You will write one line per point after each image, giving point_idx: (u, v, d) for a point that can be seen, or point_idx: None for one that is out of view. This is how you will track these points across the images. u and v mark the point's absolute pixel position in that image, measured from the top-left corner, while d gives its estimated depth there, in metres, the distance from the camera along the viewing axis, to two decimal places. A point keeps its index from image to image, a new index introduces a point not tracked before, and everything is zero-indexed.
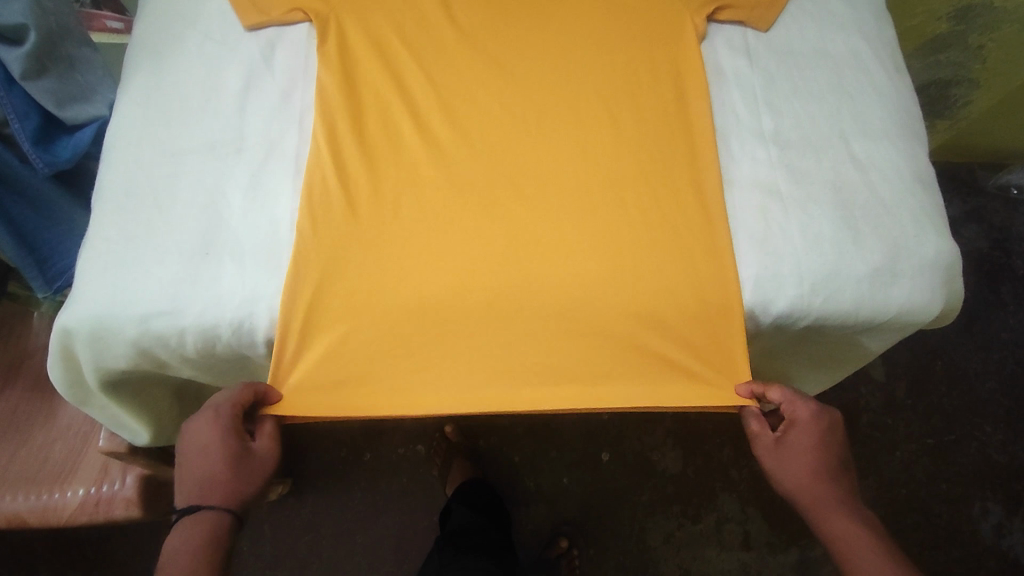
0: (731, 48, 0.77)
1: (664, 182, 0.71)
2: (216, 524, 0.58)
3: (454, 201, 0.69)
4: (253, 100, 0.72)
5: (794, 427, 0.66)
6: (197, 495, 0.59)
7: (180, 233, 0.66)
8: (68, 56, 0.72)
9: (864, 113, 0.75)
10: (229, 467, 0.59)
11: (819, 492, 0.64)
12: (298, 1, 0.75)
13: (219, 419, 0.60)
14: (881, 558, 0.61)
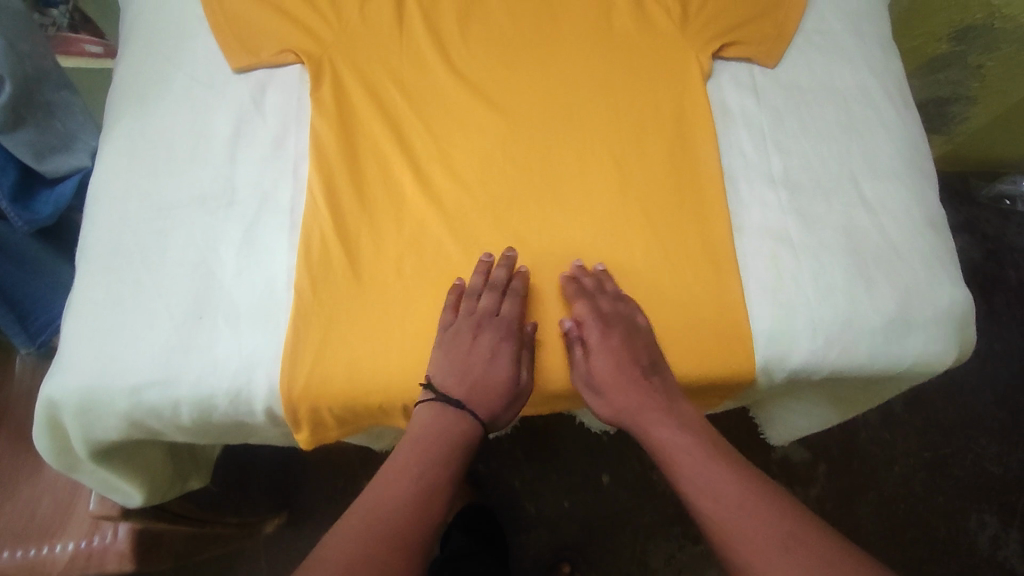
0: (738, 85, 0.75)
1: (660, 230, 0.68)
2: (464, 427, 0.62)
3: (455, 249, 0.67)
4: (244, 148, 0.69)
5: (591, 353, 0.65)
6: (464, 394, 0.63)
7: (170, 295, 0.63)
8: (47, 103, 0.68)
9: (875, 152, 0.73)
10: (511, 388, 0.64)
11: (637, 405, 0.64)
12: (288, 42, 0.72)
13: (496, 328, 0.64)
14: (724, 469, 0.59)
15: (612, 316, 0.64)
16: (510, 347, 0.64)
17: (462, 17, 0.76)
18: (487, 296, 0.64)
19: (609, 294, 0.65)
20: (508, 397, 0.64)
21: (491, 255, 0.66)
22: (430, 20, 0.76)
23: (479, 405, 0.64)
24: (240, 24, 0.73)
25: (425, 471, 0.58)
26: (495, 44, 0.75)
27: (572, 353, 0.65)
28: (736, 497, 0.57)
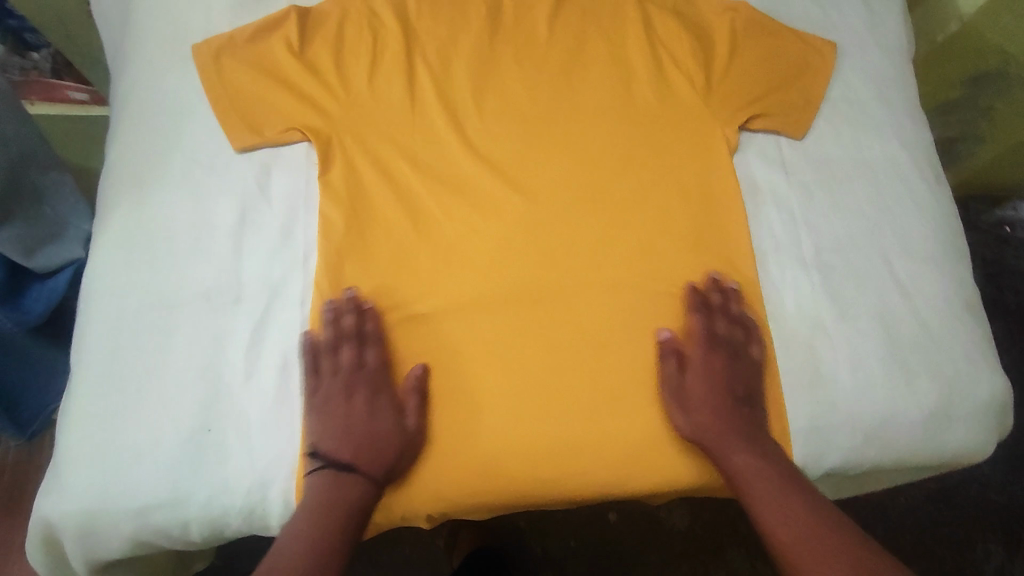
0: (767, 161, 0.72)
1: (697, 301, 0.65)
2: (357, 492, 0.57)
3: (351, 315, 0.62)
4: (250, 237, 0.65)
5: (686, 368, 0.63)
6: (343, 447, 0.58)
7: (175, 405, 0.59)
8: (35, 189, 0.64)
9: (908, 231, 0.71)
10: (381, 429, 0.59)
11: (716, 422, 0.61)
12: (295, 120, 0.68)
13: (358, 384, 0.60)
14: (801, 500, 0.58)
15: (722, 339, 0.64)
16: (388, 400, 0.60)
17: (476, 89, 0.73)
18: (366, 351, 0.61)
19: (732, 314, 0.65)
20: (376, 434, 0.59)
21: (335, 302, 0.62)
22: (443, 92, 0.72)
23: (371, 463, 0.58)
24: (243, 100, 0.69)
25: (320, 531, 0.55)
26: (510, 118, 0.72)
27: (665, 365, 0.63)
28: (804, 532, 0.57)
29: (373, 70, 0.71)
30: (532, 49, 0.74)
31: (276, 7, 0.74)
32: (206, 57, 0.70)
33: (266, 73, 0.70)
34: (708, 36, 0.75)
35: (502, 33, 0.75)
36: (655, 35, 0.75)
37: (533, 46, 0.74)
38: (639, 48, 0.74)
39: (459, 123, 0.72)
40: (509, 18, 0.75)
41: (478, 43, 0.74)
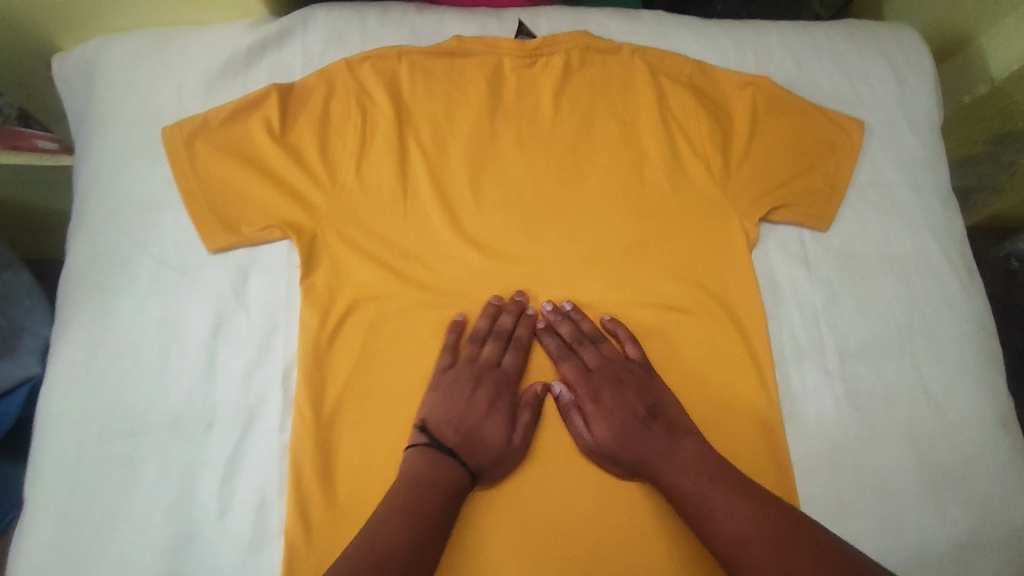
0: (789, 257, 0.67)
1: (561, 351, 0.62)
2: (456, 483, 0.54)
3: (511, 315, 0.62)
4: (224, 351, 0.60)
5: (588, 417, 0.59)
6: (458, 443, 0.56)
7: (141, 547, 0.54)
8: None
9: (939, 337, 0.65)
10: (494, 422, 0.57)
11: (635, 445, 0.56)
12: (275, 217, 0.62)
13: (496, 385, 0.60)
14: (733, 499, 0.53)
15: (597, 372, 0.61)
16: (507, 404, 0.59)
17: (473, 175, 0.66)
18: (489, 345, 0.61)
19: (587, 332, 0.63)
20: (490, 426, 0.57)
21: (503, 297, 0.63)
22: (434, 179, 0.66)
23: (472, 458, 0.56)
24: (216, 191, 0.63)
25: (409, 514, 0.51)
26: (507, 206, 0.66)
27: (571, 419, 0.59)
28: (751, 536, 0.51)
29: (361, 155, 0.65)
30: (534, 129, 0.68)
31: (255, 84, 0.66)
32: (175, 139, 0.64)
33: (242, 159, 0.64)
34: (726, 114, 0.69)
35: (502, 111, 0.68)
36: (668, 113, 0.69)
37: (534, 127, 0.68)
38: (649, 129, 0.69)
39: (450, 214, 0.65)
40: (511, 93, 0.69)
41: (477, 125, 0.67)
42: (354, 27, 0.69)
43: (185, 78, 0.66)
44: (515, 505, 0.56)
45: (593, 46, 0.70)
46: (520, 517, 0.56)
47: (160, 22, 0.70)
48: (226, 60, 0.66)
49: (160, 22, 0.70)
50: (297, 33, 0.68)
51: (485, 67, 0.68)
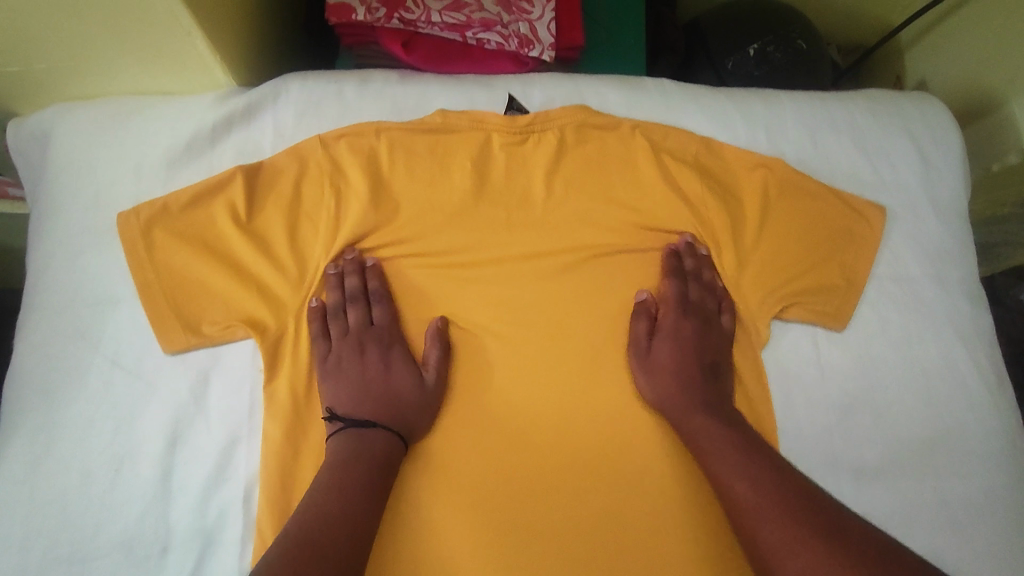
0: (801, 361, 0.61)
1: (561, 343, 0.60)
2: (381, 446, 0.54)
3: (354, 275, 0.59)
4: (180, 466, 0.55)
5: (657, 333, 0.60)
6: (370, 409, 0.56)
7: None
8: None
9: (963, 454, 0.60)
10: (396, 380, 0.57)
11: (680, 401, 0.57)
12: (239, 317, 0.57)
13: (385, 352, 0.59)
14: (745, 464, 0.52)
15: (691, 326, 0.60)
16: (401, 351, 0.59)
17: (455, 266, 0.61)
18: (424, 349, 0.59)
19: (696, 294, 0.61)
20: (397, 395, 0.57)
21: (372, 274, 0.60)
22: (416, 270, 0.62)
23: (399, 418, 0.56)
24: (176, 287, 0.57)
25: (338, 473, 0.51)
26: (496, 300, 0.61)
27: (637, 328, 0.60)
28: (761, 503, 0.49)
29: (335, 245, 0.60)
30: (525, 213, 0.63)
31: (221, 163, 0.62)
32: (131, 227, 0.58)
33: (205, 250, 0.58)
34: (735, 199, 0.63)
35: (489, 194, 0.63)
36: (674, 197, 0.63)
37: (525, 212, 0.63)
38: (651, 214, 0.63)
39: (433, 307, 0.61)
40: (500, 175, 0.63)
41: (462, 210, 0.62)
42: (330, 99, 0.64)
43: (146, 155, 0.62)
44: (458, 467, 0.56)
45: (592, 122, 0.64)
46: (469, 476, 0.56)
47: (119, 90, 0.64)
48: (189, 137, 0.61)
49: (118, 91, 0.64)
50: (266, 106, 0.63)
51: (472, 146, 0.63)
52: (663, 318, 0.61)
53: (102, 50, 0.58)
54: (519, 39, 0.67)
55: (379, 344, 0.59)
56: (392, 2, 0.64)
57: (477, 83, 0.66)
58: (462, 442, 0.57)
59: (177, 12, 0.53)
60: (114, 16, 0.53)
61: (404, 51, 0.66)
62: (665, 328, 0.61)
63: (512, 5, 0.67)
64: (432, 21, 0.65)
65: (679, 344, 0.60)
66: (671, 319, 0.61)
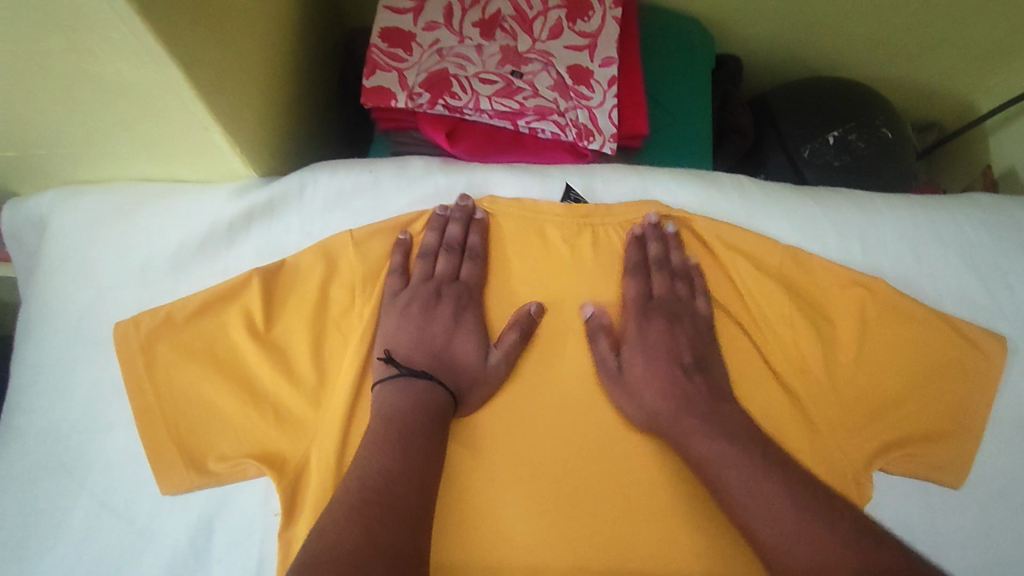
0: (921, 516, 0.52)
1: (636, 266, 0.54)
2: (432, 399, 0.48)
3: (457, 224, 0.54)
4: None
5: (624, 349, 0.52)
6: (428, 363, 0.50)
7: None
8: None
9: None
10: (465, 354, 0.51)
11: (672, 403, 0.49)
12: (253, 449, 0.48)
13: (457, 301, 0.53)
14: (758, 484, 0.45)
15: (658, 303, 0.53)
16: (473, 317, 0.52)
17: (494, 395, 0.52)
18: (442, 259, 0.53)
19: (676, 266, 0.55)
20: (459, 360, 0.51)
21: (444, 207, 0.55)
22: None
23: (450, 377, 0.50)
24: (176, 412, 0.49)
25: (397, 437, 0.45)
26: (543, 441, 0.50)
27: (597, 345, 0.52)
28: (782, 537, 0.42)
29: (363, 365, 0.51)
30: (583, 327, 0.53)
31: (240, 263, 0.55)
32: (130, 342, 0.51)
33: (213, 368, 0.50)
34: (829, 322, 0.54)
35: (542, 307, 0.53)
36: (759, 316, 0.54)
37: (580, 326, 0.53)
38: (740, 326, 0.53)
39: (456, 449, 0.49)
40: (553, 284, 0.54)
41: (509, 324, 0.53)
42: (363, 190, 0.56)
43: (154, 254, 0.55)
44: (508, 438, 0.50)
45: (662, 226, 0.55)
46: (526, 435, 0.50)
47: (128, 176, 0.57)
48: (206, 232, 0.54)
49: (126, 178, 0.57)
50: (292, 199, 0.55)
51: (524, 246, 0.55)
52: (653, 283, 0.54)
53: (106, 134, 0.50)
54: (578, 129, 0.60)
55: (457, 307, 0.52)
56: (436, 86, 0.58)
57: (531, 171, 0.58)
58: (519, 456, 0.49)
59: (191, 104, 0.46)
60: (121, 104, 0.46)
61: (448, 141, 0.59)
62: (669, 311, 0.53)
63: (569, 90, 0.61)
64: (481, 108, 0.59)
65: (673, 341, 0.52)
66: (667, 299, 0.53)
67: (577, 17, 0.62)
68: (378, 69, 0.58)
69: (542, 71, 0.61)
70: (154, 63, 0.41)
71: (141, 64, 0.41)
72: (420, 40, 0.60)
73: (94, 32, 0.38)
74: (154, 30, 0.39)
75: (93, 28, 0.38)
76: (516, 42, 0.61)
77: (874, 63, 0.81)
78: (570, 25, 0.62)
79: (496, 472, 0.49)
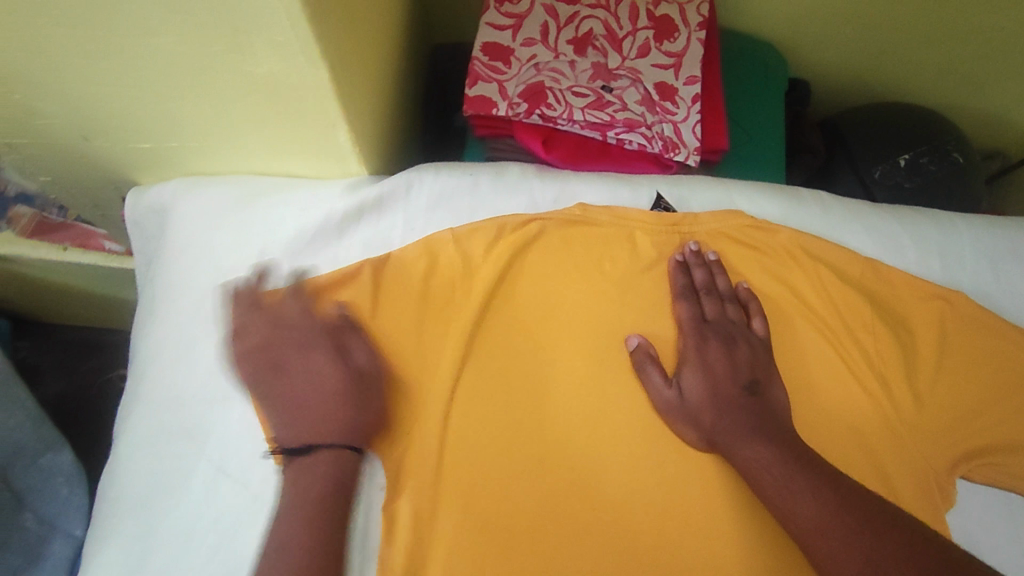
0: (998, 518, 0.53)
1: (687, 288, 0.55)
2: (336, 413, 0.50)
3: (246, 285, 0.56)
4: None
5: (681, 364, 0.53)
6: (290, 433, 0.51)
7: None
8: (19, 497, 0.66)
9: None
10: (292, 401, 0.51)
11: (728, 417, 0.50)
12: (359, 426, 0.51)
13: (290, 346, 0.53)
14: (808, 489, 0.46)
15: (712, 324, 0.54)
16: (450, 359, 0.54)
17: (583, 389, 0.54)
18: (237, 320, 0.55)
19: (723, 290, 0.56)
20: (313, 409, 0.51)
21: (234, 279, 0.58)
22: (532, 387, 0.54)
23: (422, 425, 0.52)
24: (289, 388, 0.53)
25: (307, 503, 0.47)
26: (630, 428, 0.53)
27: (648, 376, 0.53)
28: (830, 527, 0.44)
29: (464, 352, 0.54)
30: (670, 318, 0.56)
31: (348, 255, 0.59)
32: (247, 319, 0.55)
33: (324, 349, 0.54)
34: (908, 331, 0.56)
35: (629, 308, 0.56)
36: (841, 322, 0.55)
37: (667, 326, 0.56)
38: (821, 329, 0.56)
39: (546, 436, 0.53)
40: (641, 284, 0.57)
41: (599, 320, 0.56)
42: (464, 191, 0.60)
43: (271, 242, 0.59)
44: (601, 426, 0.53)
45: (746, 233, 0.58)
46: (613, 423, 0.53)
47: (244, 170, 0.62)
48: (318, 225, 0.58)
49: (244, 171, 0.62)
50: (399, 197, 0.59)
51: (613, 247, 0.57)
52: (708, 312, 0.55)
53: (237, 130, 0.55)
54: (663, 142, 0.64)
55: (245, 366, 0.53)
56: (534, 97, 0.63)
57: (620, 180, 0.61)
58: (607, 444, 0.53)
59: (326, 104, 0.50)
60: (261, 102, 0.51)
61: (543, 148, 0.63)
62: (724, 329, 0.54)
63: (656, 105, 0.64)
64: (574, 118, 0.63)
65: (729, 358, 0.53)
66: (722, 318, 0.54)
67: (663, 37, 0.66)
68: (480, 80, 0.63)
69: (630, 87, 0.65)
70: (305, 65, 0.46)
71: (294, 65, 0.45)
72: (519, 54, 0.64)
73: (262, 35, 0.43)
74: (314, 35, 0.43)
75: (260, 30, 0.42)
76: (606, 59, 0.65)
77: (940, 89, 0.83)
78: (657, 44, 0.66)
79: (590, 453, 0.53)
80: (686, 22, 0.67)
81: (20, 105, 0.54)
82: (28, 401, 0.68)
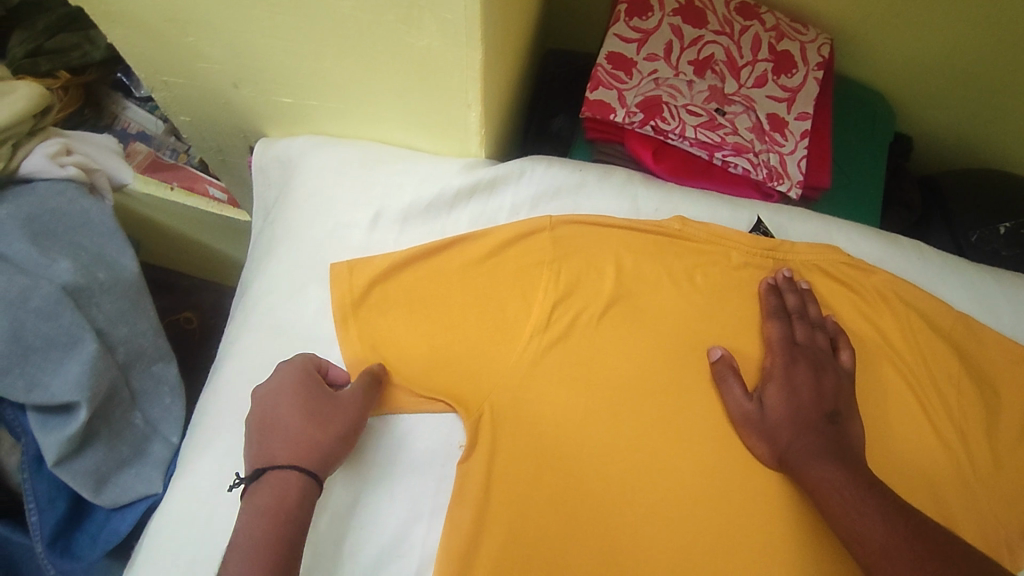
0: None
1: (779, 311, 0.57)
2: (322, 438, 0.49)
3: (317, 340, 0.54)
4: (363, 520, 0.52)
5: (765, 382, 0.55)
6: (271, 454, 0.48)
7: None
8: (134, 396, 0.71)
9: None
10: (281, 429, 0.49)
11: (801, 437, 0.51)
12: (446, 383, 0.54)
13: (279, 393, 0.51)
14: (873, 513, 0.46)
15: (802, 348, 0.55)
16: (316, 387, 0.51)
17: (663, 389, 0.55)
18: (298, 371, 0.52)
19: (813, 317, 0.57)
20: (279, 438, 0.49)
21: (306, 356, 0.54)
22: (612, 382, 0.55)
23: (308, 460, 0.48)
24: (383, 348, 0.56)
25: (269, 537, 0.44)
26: (703, 433, 0.54)
27: (728, 386, 0.54)
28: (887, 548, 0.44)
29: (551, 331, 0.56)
30: (758, 336, 0.57)
31: (455, 227, 0.62)
32: (343, 282, 0.58)
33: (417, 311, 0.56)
34: (995, 391, 0.56)
35: (719, 319, 0.58)
36: (926, 368, 0.56)
37: (753, 342, 0.57)
38: (907, 376, 0.56)
39: (620, 426, 0.54)
40: (731, 299, 0.58)
41: (686, 324, 0.57)
42: (572, 185, 0.63)
43: (386, 205, 0.63)
44: (676, 427, 0.54)
45: (842, 268, 0.59)
46: (688, 428, 0.54)
47: (372, 137, 0.67)
48: (433, 195, 0.62)
49: (371, 137, 0.66)
50: (511, 180, 0.63)
51: (707, 262, 0.59)
52: (798, 339, 0.56)
53: (376, 97, 0.60)
54: (768, 170, 0.65)
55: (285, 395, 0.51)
56: (650, 110, 0.65)
57: (723, 200, 0.63)
58: (679, 448, 0.54)
59: (466, 84, 0.54)
60: (409, 74, 0.55)
61: (651, 159, 0.66)
62: (813, 355, 0.55)
63: (766, 134, 0.66)
64: (685, 135, 0.65)
65: (815, 384, 0.54)
66: (813, 346, 0.55)
67: (781, 71, 0.69)
68: (602, 86, 0.66)
69: (743, 113, 0.67)
70: (462, 45, 0.50)
71: (452, 44, 0.50)
72: (641, 67, 0.67)
73: (432, 11, 0.47)
74: (481, 20, 0.47)
75: (434, 7, 0.46)
76: (723, 84, 0.67)
77: None
78: (774, 77, 0.68)
79: (660, 447, 0.54)
80: (805, 61, 0.70)
81: (190, 47, 0.60)
82: (152, 314, 0.74)
